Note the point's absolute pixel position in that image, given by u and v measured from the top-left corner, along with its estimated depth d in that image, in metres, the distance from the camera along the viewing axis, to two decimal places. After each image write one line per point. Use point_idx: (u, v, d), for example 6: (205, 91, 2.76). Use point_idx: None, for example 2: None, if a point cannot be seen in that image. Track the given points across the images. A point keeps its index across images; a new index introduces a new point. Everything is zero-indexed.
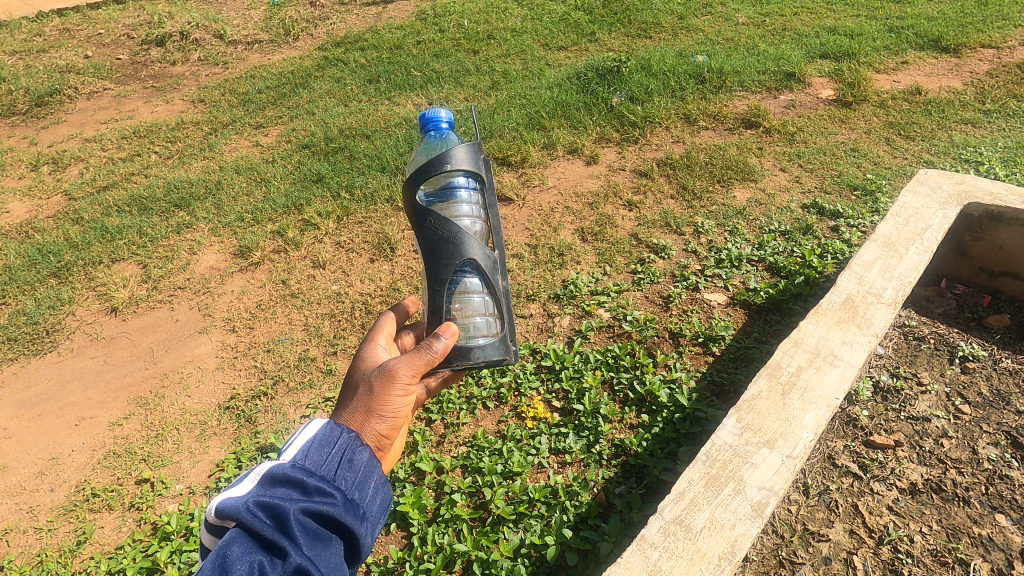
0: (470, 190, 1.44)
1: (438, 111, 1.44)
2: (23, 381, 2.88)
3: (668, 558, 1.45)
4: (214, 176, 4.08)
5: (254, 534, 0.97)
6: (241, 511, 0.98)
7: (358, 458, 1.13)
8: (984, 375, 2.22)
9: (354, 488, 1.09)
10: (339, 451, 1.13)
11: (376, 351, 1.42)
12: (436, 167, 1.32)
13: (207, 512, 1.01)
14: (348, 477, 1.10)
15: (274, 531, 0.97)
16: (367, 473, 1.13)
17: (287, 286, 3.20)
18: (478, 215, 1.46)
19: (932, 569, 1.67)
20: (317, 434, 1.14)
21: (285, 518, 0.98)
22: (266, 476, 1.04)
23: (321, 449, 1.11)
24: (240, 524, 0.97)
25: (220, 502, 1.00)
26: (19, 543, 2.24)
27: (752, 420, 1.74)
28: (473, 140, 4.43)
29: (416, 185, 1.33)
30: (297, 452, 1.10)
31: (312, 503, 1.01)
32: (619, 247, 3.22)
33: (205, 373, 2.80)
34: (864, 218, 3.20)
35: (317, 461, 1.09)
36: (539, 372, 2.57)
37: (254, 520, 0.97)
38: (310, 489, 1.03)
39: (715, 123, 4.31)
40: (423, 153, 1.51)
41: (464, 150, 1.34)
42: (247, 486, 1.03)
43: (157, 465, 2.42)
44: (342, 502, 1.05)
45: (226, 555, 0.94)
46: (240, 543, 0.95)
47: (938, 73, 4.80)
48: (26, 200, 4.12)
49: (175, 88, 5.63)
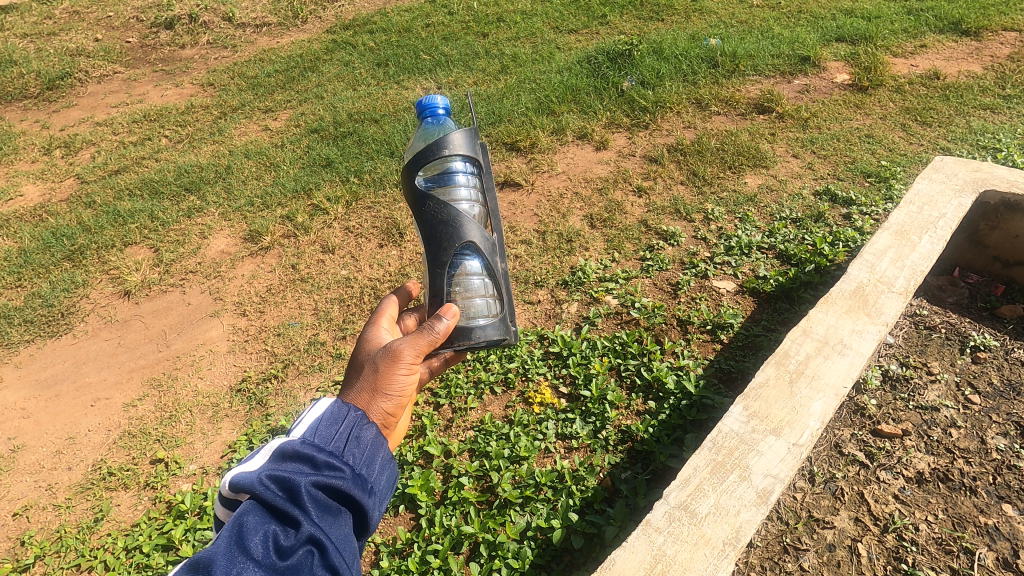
0: (468, 174, 1.43)
1: (435, 97, 1.44)
2: (40, 362, 2.93)
3: (673, 543, 1.46)
4: (225, 160, 4.10)
5: (266, 505, 0.98)
6: (253, 484, 0.99)
7: (365, 435, 1.15)
8: (995, 365, 2.20)
9: (362, 463, 1.11)
10: (347, 429, 1.14)
11: (380, 333, 1.43)
12: (434, 153, 1.32)
13: (222, 485, 1.03)
14: (357, 453, 1.12)
15: (286, 502, 0.99)
16: (374, 449, 1.15)
17: (297, 270, 3.22)
18: (476, 199, 1.46)
19: (937, 557, 1.67)
20: (325, 411, 1.16)
21: (296, 491, 1.00)
22: (278, 452, 1.06)
23: (329, 426, 1.13)
24: (253, 496, 0.99)
25: (234, 476, 1.02)
26: (39, 519, 2.29)
27: (759, 408, 1.74)
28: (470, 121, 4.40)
29: (414, 171, 1.33)
30: (306, 430, 1.12)
31: (322, 477, 1.03)
32: (627, 234, 3.20)
33: (216, 356, 2.83)
34: (877, 206, 3.16)
35: (327, 438, 1.11)
36: (546, 358, 2.58)
37: (267, 492, 0.99)
38: (320, 464, 1.05)
39: (727, 108, 4.26)
40: (422, 139, 1.51)
41: (461, 135, 1.34)
42: (260, 461, 1.05)
43: (171, 446, 2.47)
44: (351, 477, 1.07)
45: (241, 524, 0.96)
46: (255, 513, 0.97)
47: (957, 57, 4.70)
48: (40, 183, 4.17)
49: (185, 71, 5.63)
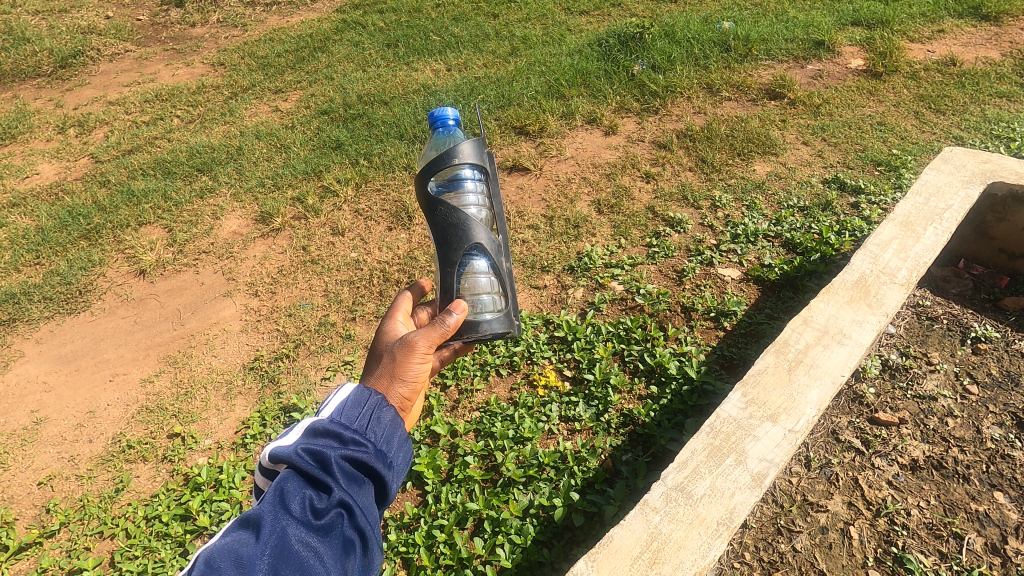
0: (476, 181, 1.48)
1: (446, 109, 1.49)
2: (60, 338, 3.02)
3: (668, 522, 1.52)
4: (236, 141, 4.15)
5: (302, 474, 1.06)
6: (290, 455, 1.06)
7: (386, 416, 1.20)
8: (995, 357, 2.23)
9: (383, 440, 1.17)
10: (369, 410, 1.20)
11: (396, 326, 1.48)
12: (444, 162, 1.38)
13: (261, 456, 1.10)
14: (378, 431, 1.18)
15: (320, 471, 1.06)
16: (393, 429, 1.20)
17: (308, 252, 3.28)
18: (483, 203, 1.51)
19: (926, 541, 1.72)
20: (350, 394, 1.21)
21: (327, 462, 1.07)
22: (310, 428, 1.12)
23: (353, 407, 1.19)
24: (290, 465, 1.06)
25: (272, 448, 1.09)
26: (62, 488, 2.39)
27: (757, 395, 1.79)
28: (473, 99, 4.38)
29: (427, 178, 1.39)
30: (333, 410, 1.17)
31: (349, 451, 1.10)
32: (634, 220, 3.22)
33: (229, 335, 2.91)
34: (886, 195, 3.15)
35: (351, 417, 1.17)
36: (551, 342, 2.63)
37: (303, 462, 1.06)
38: (347, 439, 1.12)
39: (738, 93, 4.23)
40: (433, 150, 1.57)
41: (469, 145, 1.40)
42: (295, 435, 1.12)
43: (187, 421, 2.56)
44: (374, 452, 1.14)
45: (283, 489, 1.03)
46: (294, 480, 1.05)
47: (975, 42, 4.62)
48: (55, 161, 4.23)
49: (196, 50, 5.64)
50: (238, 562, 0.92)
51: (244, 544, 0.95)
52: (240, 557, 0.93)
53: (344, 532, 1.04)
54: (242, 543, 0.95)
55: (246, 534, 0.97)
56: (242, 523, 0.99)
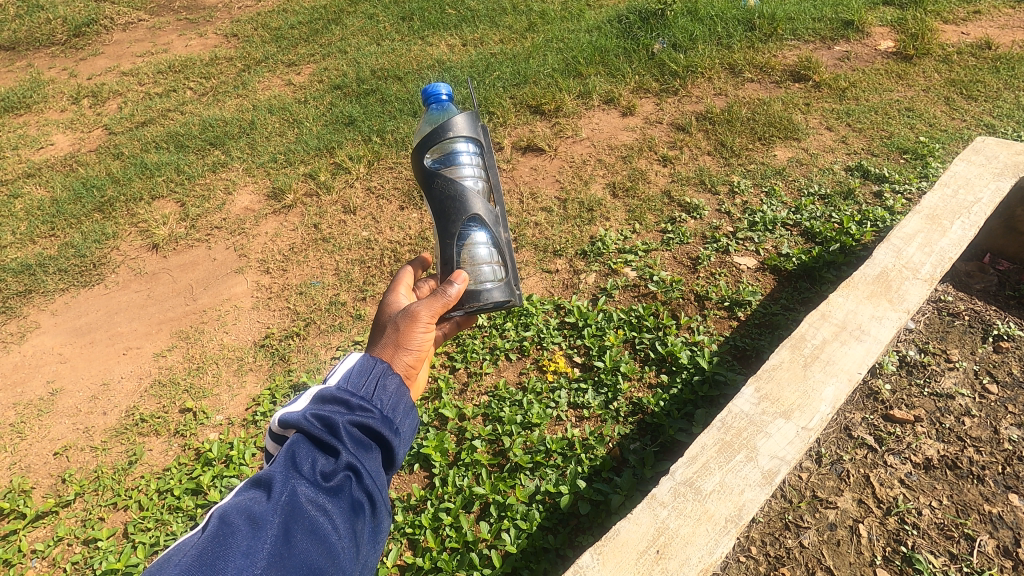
0: (471, 153, 1.46)
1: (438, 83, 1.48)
2: (75, 310, 3.05)
3: (676, 517, 1.51)
4: (249, 115, 4.11)
5: (311, 439, 1.05)
6: (299, 420, 1.06)
7: (391, 383, 1.20)
8: (1018, 355, 2.17)
9: (389, 407, 1.16)
10: (375, 377, 1.19)
11: (399, 298, 1.47)
12: (438, 135, 1.36)
13: (271, 423, 1.10)
14: (384, 398, 1.16)
15: (328, 436, 1.06)
16: (398, 397, 1.19)
17: (319, 230, 3.26)
18: (480, 175, 1.49)
19: (937, 542, 1.70)
20: (356, 363, 1.20)
21: (333, 426, 1.06)
22: (318, 396, 1.12)
23: (360, 375, 1.18)
24: (300, 430, 1.06)
25: (282, 414, 1.09)
26: (76, 459, 2.43)
27: (771, 391, 1.76)
28: (488, 77, 4.28)
29: (422, 153, 1.38)
30: (339, 378, 1.17)
31: (356, 417, 1.09)
32: (650, 205, 3.16)
33: (241, 311, 2.92)
34: (911, 185, 3.06)
35: (358, 384, 1.16)
36: (562, 328, 2.61)
37: (311, 427, 1.06)
38: (353, 405, 1.11)
39: (761, 75, 4.11)
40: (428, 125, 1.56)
41: (463, 118, 1.38)
42: (303, 403, 1.12)
43: (199, 397, 2.58)
44: (380, 417, 1.12)
45: (293, 453, 1.03)
46: (303, 444, 1.05)
47: (1013, 25, 4.43)
48: (69, 132, 4.23)
49: (209, 20, 5.57)
50: (250, 519, 0.93)
51: (257, 503, 0.96)
52: (252, 515, 0.94)
53: (352, 494, 1.04)
54: (255, 502, 0.96)
55: (260, 494, 0.98)
56: (254, 484, 1.00)
